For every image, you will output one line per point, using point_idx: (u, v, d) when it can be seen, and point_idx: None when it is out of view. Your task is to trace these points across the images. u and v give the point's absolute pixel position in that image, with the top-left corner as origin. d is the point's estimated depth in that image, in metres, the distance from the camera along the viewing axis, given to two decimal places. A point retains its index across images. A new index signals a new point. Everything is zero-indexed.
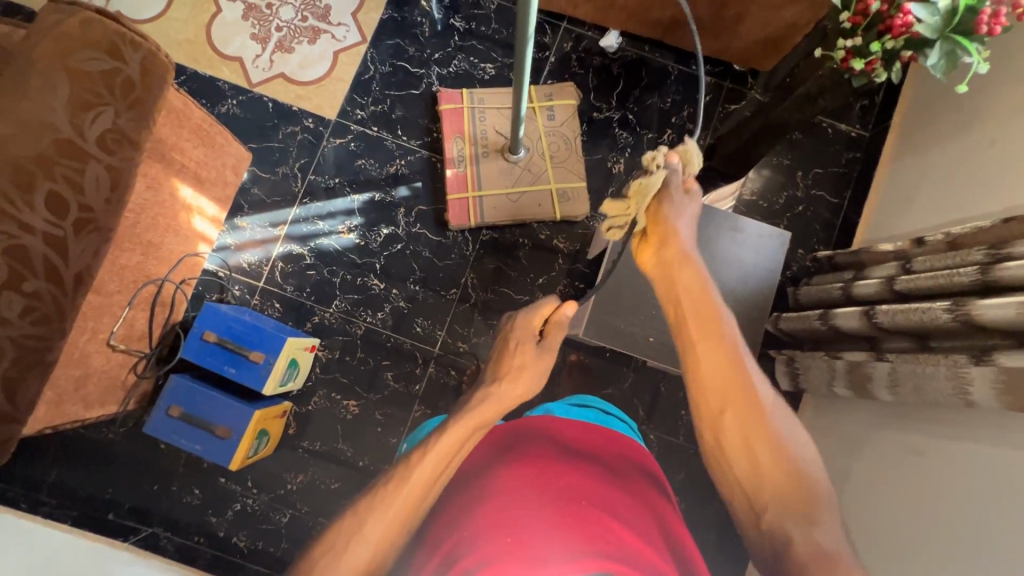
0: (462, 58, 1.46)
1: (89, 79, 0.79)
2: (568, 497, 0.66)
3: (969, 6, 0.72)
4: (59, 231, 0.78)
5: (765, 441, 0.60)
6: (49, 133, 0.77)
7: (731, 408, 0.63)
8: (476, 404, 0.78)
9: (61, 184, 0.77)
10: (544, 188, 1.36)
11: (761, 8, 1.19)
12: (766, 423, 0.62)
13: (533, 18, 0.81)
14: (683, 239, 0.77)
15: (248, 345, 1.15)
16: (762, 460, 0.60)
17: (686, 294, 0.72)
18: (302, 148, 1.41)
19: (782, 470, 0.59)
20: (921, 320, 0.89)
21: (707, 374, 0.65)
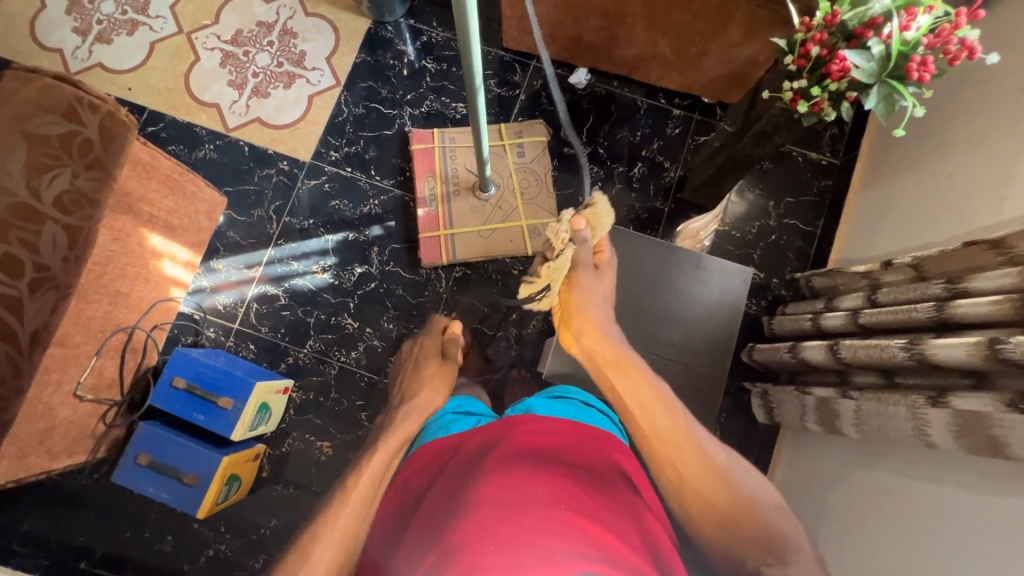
0: (434, 99, 1.48)
1: (49, 145, 0.81)
2: (552, 498, 0.64)
3: (900, 51, 0.73)
4: (14, 291, 0.79)
5: (723, 492, 0.67)
6: (5, 197, 0.79)
7: (678, 458, 0.70)
8: (397, 424, 0.91)
9: (17, 245, 0.79)
10: (515, 225, 1.37)
11: (721, 45, 1.22)
12: (713, 467, 0.69)
13: (478, 62, 0.83)
14: (598, 323, 0.89)
15: (217, 391, 1.15)
16: (723, 506, 0.67)
17: (612, 365, 0.82)
18: (277, 190, 1.43)
19: (744, 515, 0.66)
20: (879, 357, 0.88)
21: (649, 428, 0.74)
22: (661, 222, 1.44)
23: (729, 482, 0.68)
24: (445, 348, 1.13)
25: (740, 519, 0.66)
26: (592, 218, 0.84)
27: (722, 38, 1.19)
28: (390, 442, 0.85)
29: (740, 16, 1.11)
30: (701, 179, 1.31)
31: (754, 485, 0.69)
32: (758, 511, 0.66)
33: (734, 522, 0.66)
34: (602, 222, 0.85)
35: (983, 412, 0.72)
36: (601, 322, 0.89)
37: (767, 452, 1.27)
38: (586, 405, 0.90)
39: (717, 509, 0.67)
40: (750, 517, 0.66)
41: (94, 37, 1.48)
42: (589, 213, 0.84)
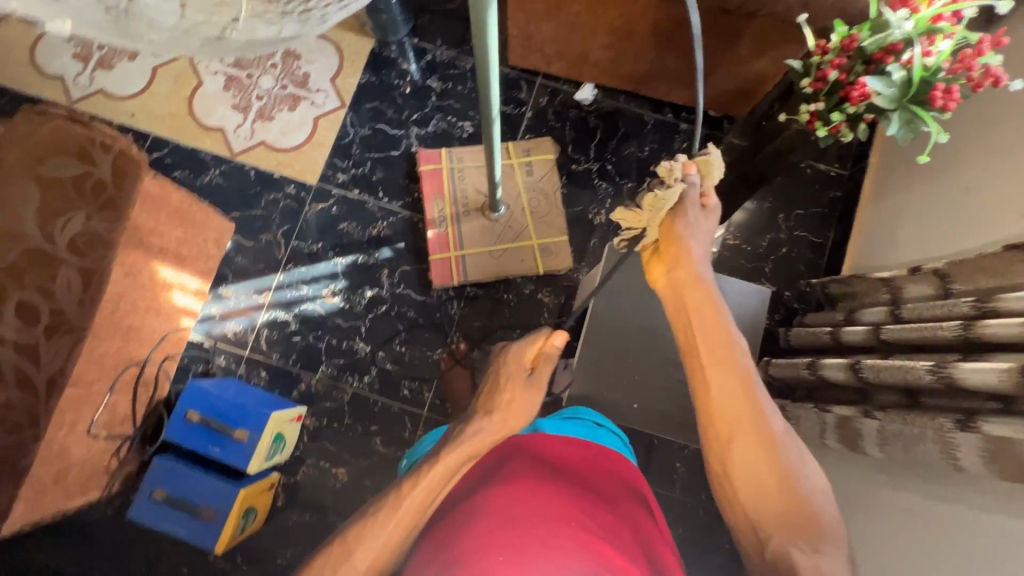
0: (440, 118, 1.47)
1: (63, 190, 0.81)
2: (563, 518, 0.65)
3: (922, 77, 0.73)
4: (30, 338, 0.78)
5: (770, 467, 0.59)
6: (19, 243, 0.78)
7: (736, 416, 0.61)
8: (467, 435, 0.75)
9: (31, 292, 0.79)
10: (526, 245, 1.37)
11: (729, 61, 1.21)
12: (767, 437, 0.60)
13: (495, 88, 0.84)
14: (697, 256, 0.76)
15: (232, 423, 1.14)
16: (766, 482, 0.58)
17: (698, 304, 0.71)
18: (284, 215, 1.42)
19: (788, 496, 0.58)
20: (904, 378, 0.88)
21: (712, 380, 0.64)
22: None
23: (784, 464, 0.59)
24: (534, 366, 0.83)
25: (792, 509, 0.57)
26: (706, 167, 0.77)
27: (730, 54, 1.18)
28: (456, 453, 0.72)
29: (750, 33, 1.10)
30: None
31: (809, 476, 0.59)
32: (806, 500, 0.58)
33: (780, 506, 0.57)
34: (710, 172, 0.78)
35: (1014, 438, 0.71)
36: (700, 256, 0.76)
37: None
38: (598, 426, 0.89)
39: (761, 480, 0.59)
40: (795, 499, 0.58)
41: (95, 63, 1.47)
42: (698, 162, 0.78)
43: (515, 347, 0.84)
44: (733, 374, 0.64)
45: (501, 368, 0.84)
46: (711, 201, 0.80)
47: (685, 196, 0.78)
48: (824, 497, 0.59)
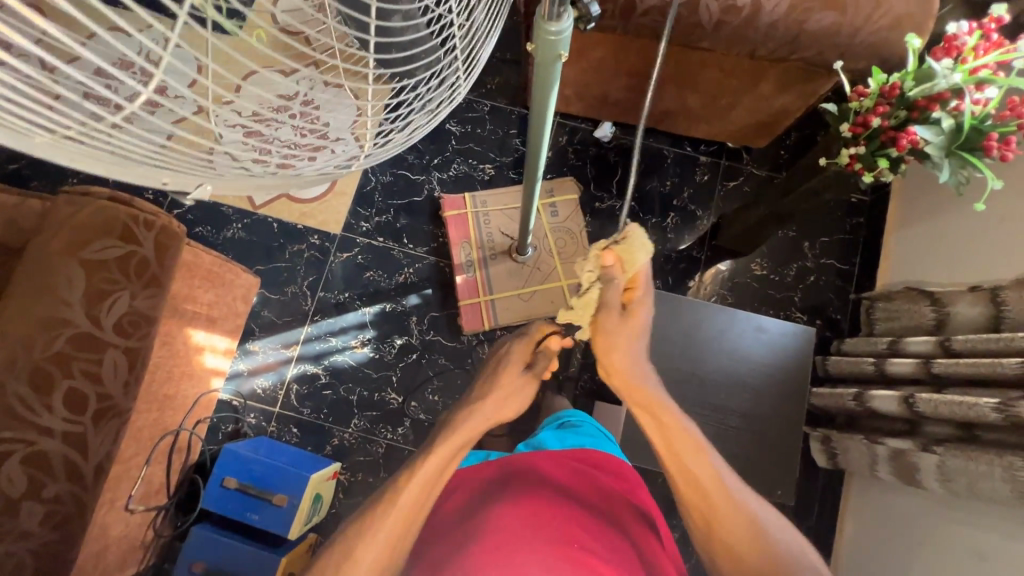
0: (461, 162, 1.47)
1: (109, 270, 0.79)
2: (554, 527, 0.67)
3: (972, 124, 0.74)
4: (79, 427, 0.75)
5: (756, 545, 0.63)
6: (66, 330, 0.76)
7: (708, 509, 0.65)
8: (459, 421, 0.72)
9: (80, 379, 0.76)
10: (555, 286, 1.37)
11: (751, 98, 1.21)
12: (748, 519, 0.64)
13: (543, 162, 0.77)
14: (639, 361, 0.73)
15: (270, 488, 1.12)
16: (757, 562, 0.62)
17: (649, 412, 0.72)
18: (309, 266, 1.40)
19: (778, 572, 0.61)
20: (966, 414, 0.86)
21: (682, 477, 0.67)
22: (699, 270, 1.43)
23: (760, 530, 0.64)
24: (532, 359, 0.80)
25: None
26: (625, 254, 0.62)
27: (753, 92, 1.19)
28: (456, 439, 0.68)
29: (774, 72, 1.11)
30: (742, 227, 1.32)
31: (792, 544, 0.64)
32: (791, 567, 0.62)
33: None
34: (636, 258, 0.63)
35: None
36: (642, 362, 0.73)
37: (833, 503, 1.24)
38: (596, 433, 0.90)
39: (748, 560, 0.62)
40: (784, 573, 0.61)
41: None
42: (619, 248, 0.62)
43: (513, 346, 0.80)
44: (697, 454, 0.68)
45: (507, 354, 0.80)
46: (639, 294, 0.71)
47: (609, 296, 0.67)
48: (813, 566, 0.62)
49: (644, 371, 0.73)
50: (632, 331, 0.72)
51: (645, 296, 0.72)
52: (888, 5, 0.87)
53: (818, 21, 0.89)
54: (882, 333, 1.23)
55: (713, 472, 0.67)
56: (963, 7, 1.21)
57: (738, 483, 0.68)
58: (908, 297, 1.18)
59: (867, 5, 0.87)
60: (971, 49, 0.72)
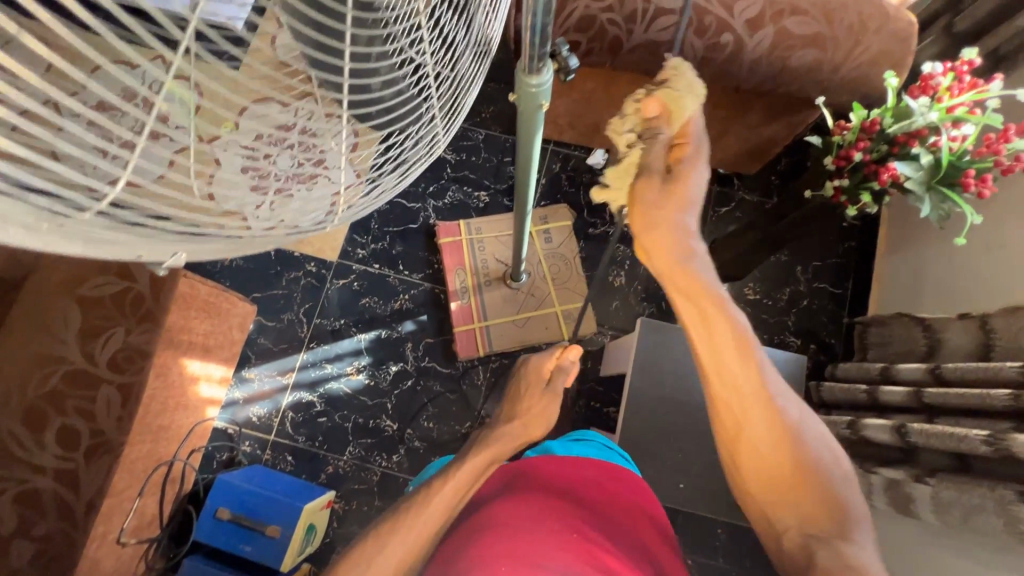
0: (456, 189, 1.49)
1: (104, 311, 0.92)
2: (566, 527, 0.66)
3: (950, 161, 0.76)
4: (71, 462, 0.86)
5: (785, 454, 0.58)
6: (61, 368, 0.89)
7: (740, 410, 0.59)
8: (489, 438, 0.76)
9: (73, 417, 0.88)
10: (549, 312, 1.39)
11: (740, 127, 1.23)
12: (783, 428, 0.59)
13: (532, 192, 0.81)
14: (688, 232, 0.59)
15: (263, 519, 1.12)
16: (783, 469, 0.58)
17: (693, 294, 0.60)
18: (305, 293, 1.41)
19: (803, 484, 0.58)
20: (957, 447, 0.86)
21: (717, 376, 0.60)
22: None
23: (797, 447, 0.58)
24: (551, 376, 0.84)
25: (804, 494, 0.57)
26: (671, 104, 0.55)
27: (742, 122, 1.21)
28: (482, 456, 0.72)
29: (761, 103, 1.13)
30: (734, 252, 1.33)
31: (827, 458, 0.59)
32: (821, 483, 0.58)
33: (792, 489, 0.58)
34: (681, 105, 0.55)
35: None
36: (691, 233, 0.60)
37: None
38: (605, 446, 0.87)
39: (776, 468, 0.58)
40: (812, 489, 0.57)
41: None
42: (660, 100, 0.55)
43: (535, 357, 0.85)
44: (741, 346, 0.59)
45: (522, 376, 0.85)
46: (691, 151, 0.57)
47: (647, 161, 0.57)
48: (841, 479, 0.59)
49: (698, 247, 0.59)
50: (673, 199, 0.57)
51: (698, 153, 0.58)
52: (867, 43, 0.90)
53: (799, 58, 0.91)
54: (875, 358, 1.23)
55: (755, 372, 0.59)
56: (944, 40, 1.24)
57: (779, 384, 0.61)
58: (900, 322, 1.18)
59: (846, 44, 0.90)
60: (946, 89, 0.74)
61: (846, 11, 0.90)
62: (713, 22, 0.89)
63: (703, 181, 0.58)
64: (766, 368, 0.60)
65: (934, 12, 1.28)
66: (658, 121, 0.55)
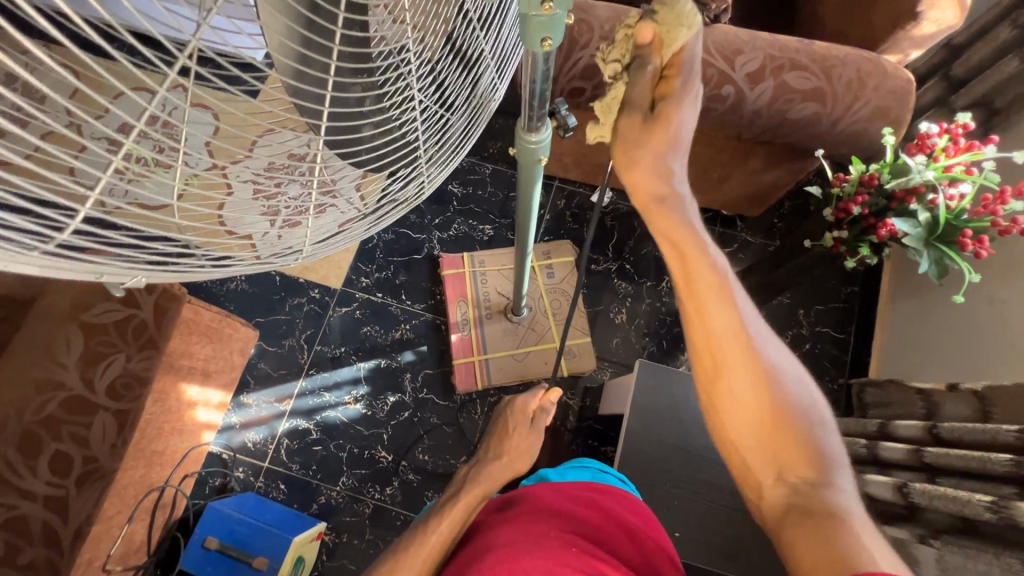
0: (461, 222, 1.51)
1: (107, 332, 0.96)
2: (563, 540, 0.59)
3: (948, 218, 0.77)
4: (62, 490, 0.88)
5: (766, 400, 0.55)
6: (62, 391, 0.91)
7: (723, 356, 0.56)
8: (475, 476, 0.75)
9: (67, 441, 0.90)
10: (549, 347, 1.40)
11: (741, 172, 1.24)
12: (766, 382, 0.55)
13: (533, 230, 0.81)
14: (675, 160, 0.49)
15: (251, 550, 1.10)
16: (764, 416, 0.55)
17: (677, 255, 0.55)
18: (308, 319, 1.42)
19: (782, 429, 0.54)
20: (960, 511, 0.83)
21: (704, 332, 0.57)
22: None
23: (778, 391, 0.55)
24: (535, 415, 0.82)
25: (787, 441, 0.54)
26: (664, 31, 0.41)
27: (743, 167, 1.22)
28: (477, 490, 0.71)
29: (762, 150, 1.15)
30: None
31: (813, 413, 0.56)
32: (802, 432, 0.54)
33: (779, 438, 0.54)
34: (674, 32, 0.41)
35: None
36: (679, 162, 0.50)
37: None
38: (603, 471, 0.82)
39: (756, 413, 0.55)
40: (803, 448, 0.54)
41: None
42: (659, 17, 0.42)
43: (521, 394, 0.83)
44: (724, 305, 0.56)
45: (508, 415, 0.83)
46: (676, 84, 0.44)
47: (631, 89, 0.45)
48: (829, 429, 0.56)
49: (684, 196, 0.53)
50: (684, 116, 0.45)
51: (685, 80, 0.44)
52: (866, 98, 0.92)
53: (800, 111, 0.93)
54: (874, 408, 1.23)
55: (737, 324, 0.56)
56: (943, 91, 1.26)
57: (765, 334, 0.57)
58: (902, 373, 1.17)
59: (846, 98, 0.92)
60: (942, 148, 0.75)
61: (845, 68, 0.92)
62: (714, 74, 0.92)
63: (695, 120, 0.47)
64: (749, 320, 0.57)
65: (933, 66, 1.31)
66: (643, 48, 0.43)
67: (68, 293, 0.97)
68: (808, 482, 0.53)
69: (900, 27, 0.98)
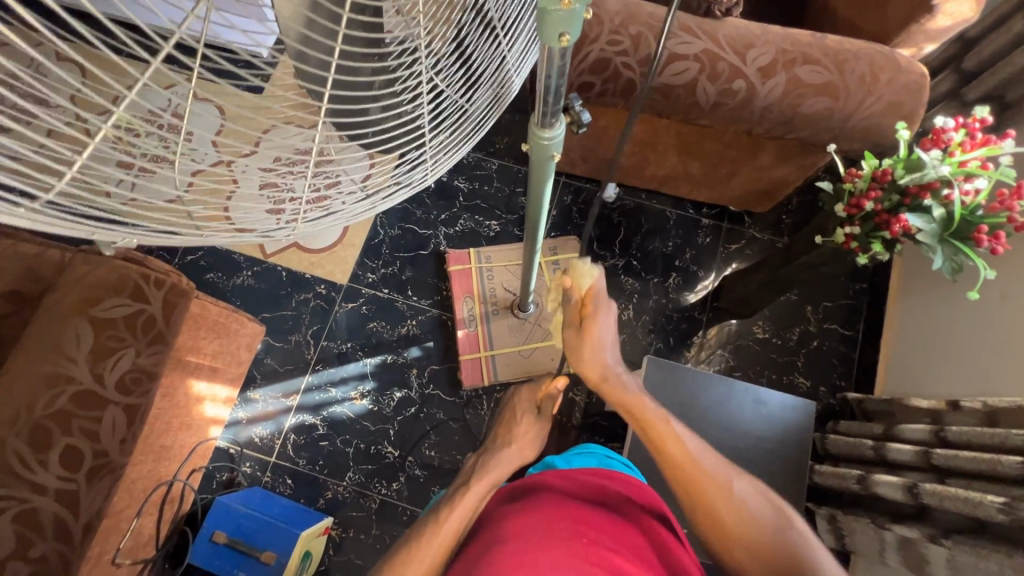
0: (467, 218, 1.51)
1: (115, 327, 0.96)
2: (571, 532, 0.58)
3: (962, 215, 0.76)
4: (72, 484, 0.88)
5: (738, 516, 0.61)
6: (71, 386, 0.91)
7: (692, 485, 0.62)
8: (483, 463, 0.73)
9: (77, 436, 0.90)
10: (555, 343, 1.39)
11: (750, 168, 1.23)
12: (735, 498, 0.62)
13: (542, 224, 0.81)
14: (606, 343, 0.65)
15: (259, 544, 1.11)
16: (743, 531, 0.60)
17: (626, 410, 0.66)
18: (314, 315, 1.42)
19: (762, 540, 0.60)
20: (973, 512, 0.83)
21: (672, 463, 0.63)
22: (700, 331, 1.43)
23: (746, 509, 0.61)
24: (542, 402, 0.80)
25: (773, 552, 0.59)
26: (574, 279, 0.63)
27: (752, 163, 1.22)
28: (485, 479, 0.69)
29: (772, 145, 1.14)
30: (743, 291, 1.32)
31: (780, 518, 0.62)
32: (781, 539, 0.60)
33: (761, 549, 0.60)
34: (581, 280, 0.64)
35: None
36: (610, 343, 0.66)
37: None
38: (610, 458, 0.81)
39: (731, 532, 0.61)
40: (781, 548, 0.60)
41: None
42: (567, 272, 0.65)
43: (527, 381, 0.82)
44: (676, 439, 0.63)
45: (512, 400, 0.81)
46: (591, 307, 0.64)
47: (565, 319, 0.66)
48: (796, 526, 0.62)
49: (619, 368, 0.66)
50: (602, 326, 0.65)
51: (596, 302, 0.64)
52: (879, 92, 0.91)
53: (811, 105, 0.92)
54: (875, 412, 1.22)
55: (694, 453, 0.63)
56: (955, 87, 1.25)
57: (717, 455, 0.65)
58: None
59: (858, 92, 0.91)
60: (958, 144, 0.74)
61: (858, 62, 0.91)
62: (725, 68, 0.91)
63: (611, 323, 0.66)
64: (700, 449, 0.64)
65: (945, 60, 1.29)
66: (570, 288, 0.64)
67: (76, 288, 0.96)
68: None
69: (914, 19, 0.97)
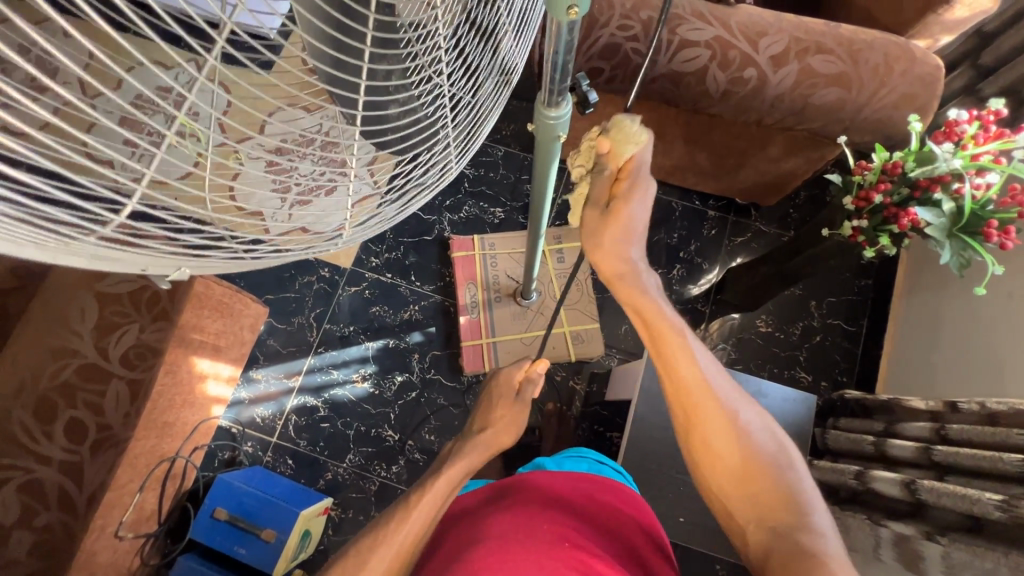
0: (472, 204, 1.50)
1: (120, 303, 0.98)
2: (549, 532, 0.59)
3: (973, 210, 0.75)
4: (77, 455, 0.91)
5: (739, 449, 0.58)
6: (75, 359, 0.95)
7: (694, 408, 0.59)
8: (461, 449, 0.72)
9: (81, 409, 0.93)
10: (558, 332, 1.39)
11: (760, 160, 1.22)
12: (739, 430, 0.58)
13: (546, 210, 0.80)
14: (630, 239, 0.57)
15: (260, 522, 1.12)
16: (742, 466, 0.57)
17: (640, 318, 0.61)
18: (317, 298, 1.42)
19: (761, 480, 0.57)
20: (968, 509, 0.83)
21: (674, 383, 0.60)
22: (702, 323, 1.43)
23: (751, 446, 0.58)
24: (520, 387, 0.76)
25: (770, 497, 0.56)
26: (614, 145, 0.50)
27: (761, 154, 1.20)
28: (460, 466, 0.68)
29: (781, 137, 1.12)
30: (747, 283, 1.32)
31: (787, 465, 0.58)
32: (780, 480, 0.57)
33: (755, 485, 0.57)
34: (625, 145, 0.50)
35: None
36: (634, 242, 0.58)
37: None
38: (600, 463, 0.81)
39: (728, 465, 0.58)
40: (783, 500, 0.56)
41: None
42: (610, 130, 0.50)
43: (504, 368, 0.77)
44: (685, 355, 0.60)
45: (494, 383, 0.77)
46: (624, 186, 0.53)
47: (592, 189, 0.54)
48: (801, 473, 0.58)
49: (640, 269, 0.60)
50: (637, 208, 0.55)
51: (630, 177, 0.53)
52: (893, 84, 0.90)
53: (823, 96, 0.91)
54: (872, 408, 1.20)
55: (703, 373, 0.60)
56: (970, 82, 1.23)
57: (730, 385, 0.62)
58: None
59: (872, 83, 0.90)
60: (971, 136, 0.73)
61: (872, 52, 0.90)
62: (737, 56, 0.90)
63: (645, 212, 0.56)
64: (714, 377, 0.61)
65: (961, 53, 1.27)
66: (604, 155, 0.52)
67: None
68: (789, 526, 0.54)
69: (932, 10, 0.95)
